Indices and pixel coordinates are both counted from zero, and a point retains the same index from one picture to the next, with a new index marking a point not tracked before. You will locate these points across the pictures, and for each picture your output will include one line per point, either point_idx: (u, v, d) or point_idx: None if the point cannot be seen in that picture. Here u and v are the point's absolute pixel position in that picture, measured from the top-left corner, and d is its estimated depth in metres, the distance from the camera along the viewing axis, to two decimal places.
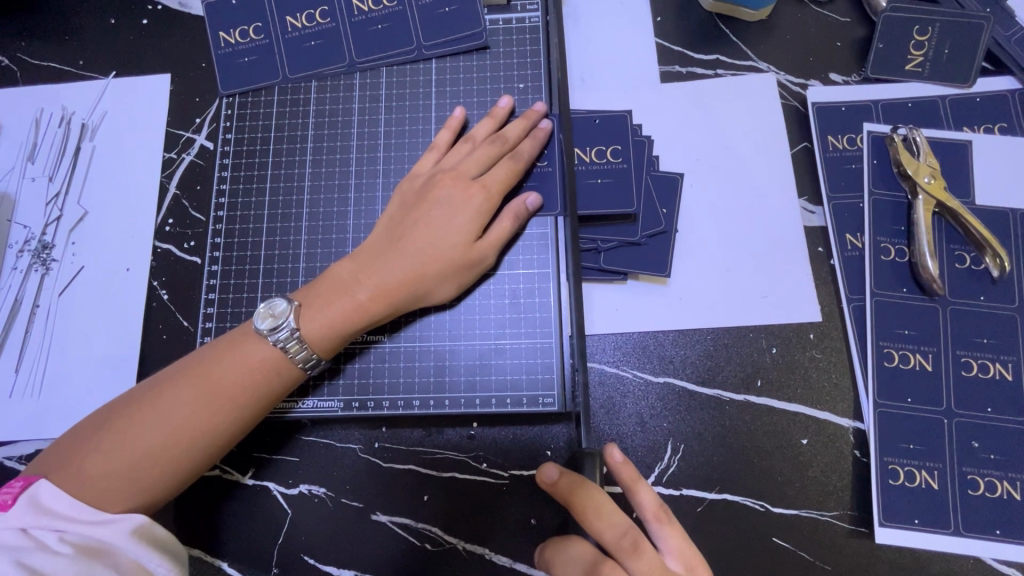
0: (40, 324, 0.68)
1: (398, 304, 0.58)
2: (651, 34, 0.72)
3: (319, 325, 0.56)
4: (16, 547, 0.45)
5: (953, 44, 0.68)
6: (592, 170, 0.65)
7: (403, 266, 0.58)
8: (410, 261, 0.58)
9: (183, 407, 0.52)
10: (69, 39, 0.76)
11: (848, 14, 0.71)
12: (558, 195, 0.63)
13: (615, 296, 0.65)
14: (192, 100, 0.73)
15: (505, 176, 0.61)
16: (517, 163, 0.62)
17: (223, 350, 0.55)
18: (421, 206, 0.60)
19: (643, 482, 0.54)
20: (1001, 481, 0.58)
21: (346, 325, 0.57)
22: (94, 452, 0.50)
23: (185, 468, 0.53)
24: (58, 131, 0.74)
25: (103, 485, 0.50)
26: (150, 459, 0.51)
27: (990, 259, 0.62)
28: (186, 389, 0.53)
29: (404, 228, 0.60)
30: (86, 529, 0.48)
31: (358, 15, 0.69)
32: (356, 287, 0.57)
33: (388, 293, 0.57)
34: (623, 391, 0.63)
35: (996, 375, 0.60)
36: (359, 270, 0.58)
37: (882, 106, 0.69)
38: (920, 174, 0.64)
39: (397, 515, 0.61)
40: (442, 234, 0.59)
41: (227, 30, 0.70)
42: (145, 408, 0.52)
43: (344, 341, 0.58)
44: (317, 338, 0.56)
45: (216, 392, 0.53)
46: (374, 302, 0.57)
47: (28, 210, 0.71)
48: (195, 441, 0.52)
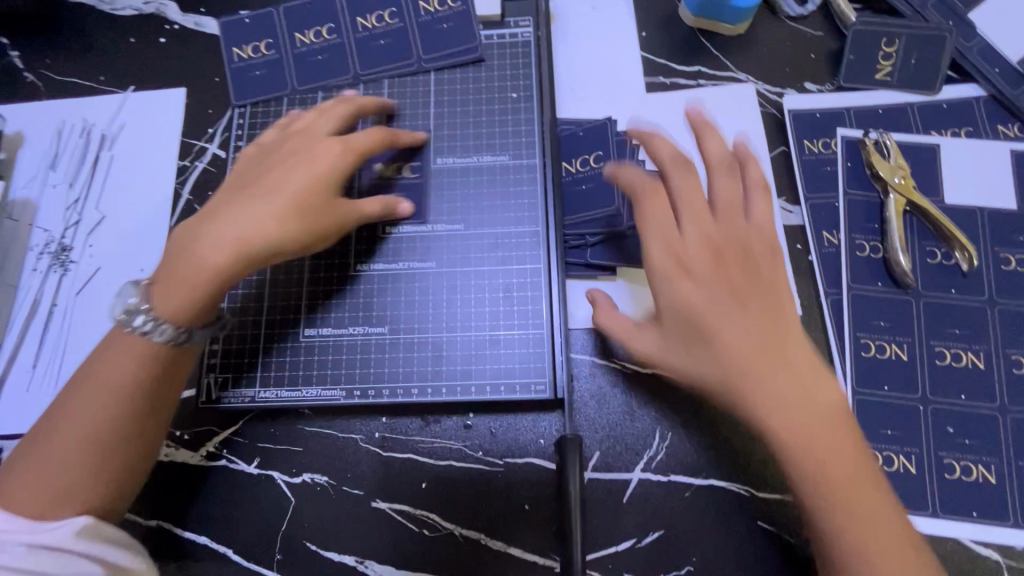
0: (57, 322, 0.72)
1: (241, 262, 0.57)
2: (637, 47, 0.77)
3: (181, 289, 0.55)
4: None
5: (918, 54, 0.73)
6: (578, 179, 0.70)
7: (252, 221, 0.58)
8: (270, 216, 0.58)
9: (101, 408, 0.53)
10: (91, 56, 0.81)
11: (821, 27, 0.76)
12: (553, 202, 0.68)
13: (601, 289, 0.68)
14: (206, 112, 0.78)
15: (297, 152, 0.63)
16: (345, 145, 0.63)
17: (103, 352, 0.56)
18: (281, 171, 0.61)
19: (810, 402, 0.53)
20: (976, 465, 0.61)
21: (195, 284, 0.55)
22: (22, 472, 0.52)
23: (121, 466, 0.54)
24: (78, 141, 0.78)
25: (37, 495, 0.51)
26: (79, 463, 0.53)
27: (959, 254, 0.66)
28: (92, 390, 0.54)
29: (235, 197, 0.60)
30: (31, 534, 0.50)
31: (362, 31, 0.74)
32: (214, 248, 0.56)
33: (250, 254, 0.57)
34: (612, 381, 0.66)
35: (967, 363, 0.63)
36: (204, 232, 0.58)
37: (854, 112, 0.73)
38: (891, 175, 0.68)
39: (396, 502, 0.63)
40: (274, 198, 0.59)
41: (239, 46, 0.75)
42: (52, 426, 0.54)
43: (200, 304, 0.56)
44: (169, 306, 0.55)
45: (109, 384, 0.54)
46: (224, 259, 0.56)
47: (48, 215, 0.75)
48: (111, 437, 0.53)
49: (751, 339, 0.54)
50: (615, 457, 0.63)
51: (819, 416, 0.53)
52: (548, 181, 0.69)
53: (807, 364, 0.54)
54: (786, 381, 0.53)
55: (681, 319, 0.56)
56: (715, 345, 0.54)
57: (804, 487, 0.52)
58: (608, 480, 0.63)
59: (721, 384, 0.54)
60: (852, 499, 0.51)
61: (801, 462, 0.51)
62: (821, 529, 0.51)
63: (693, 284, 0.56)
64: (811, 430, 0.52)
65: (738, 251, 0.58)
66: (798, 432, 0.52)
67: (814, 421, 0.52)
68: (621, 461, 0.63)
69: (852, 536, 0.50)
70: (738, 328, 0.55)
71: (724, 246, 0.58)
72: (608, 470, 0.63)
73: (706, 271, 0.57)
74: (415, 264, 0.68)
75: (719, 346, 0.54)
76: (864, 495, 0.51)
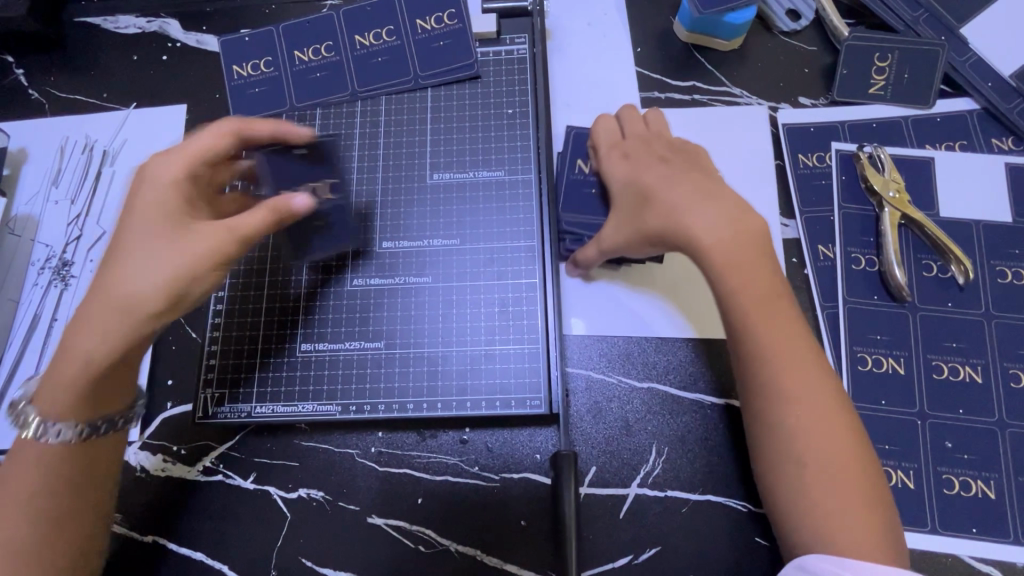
0: (56, 337, 0.72)
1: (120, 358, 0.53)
2: (632, 62, 0.78)
3: (94, 365, 0.52)
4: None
5: (911, 69, 0.73)
6: (586, 181, 0.68)
7: (150, 275, 0.52)
8: (140, 279, 0.52)
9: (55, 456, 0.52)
10: (94, 74, 0.82)
11: (815, 43, 0.77)
12: (557, 198, 0.68)
13: (615, 282, 0.69)
14: (206, 128, 0.79)
15: (159, 197, 0.55)
16: (175, 185, 0.56)
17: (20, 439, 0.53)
18: (119, 227, 0.54)
19: (820, 391, 0.53)
20: (975, 480, 0.60)
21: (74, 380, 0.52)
22: None
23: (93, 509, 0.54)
24: (81, 157, 0.79)
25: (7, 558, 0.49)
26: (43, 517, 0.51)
27: (955, 267, 0.66)
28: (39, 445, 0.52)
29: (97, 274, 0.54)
30: None
31: (360, 49, 0.75)
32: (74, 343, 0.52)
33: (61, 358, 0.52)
34: (609, 396, 0.65)
35: (965, 377, 0.63)
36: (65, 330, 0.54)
37: (848, 126, 0.73)
38: (885, 189, 0.68)
39: (392, 517, 0.63)
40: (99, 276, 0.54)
41: (239, 64, 0.76)
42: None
43: (80, 404, 0.52)
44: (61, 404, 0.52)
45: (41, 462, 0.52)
46: (98, 350, 0.51)
47: (50, 231, 0.76)
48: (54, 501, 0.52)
49: (724, 236, 0.57)
50: (611, 473, 0.63)
51: (783, 322, 0.55)
52: (559, 176, 0.69)
53: (765, 267, 0.57)
54: (813, 372, 0.53)
55: (638, 197, 0.62)
56: (690, 243, 0.57)
57: (768, 390, 0.53)
58: (604, 496, 0.62)
59: (697, 252, 0.57)
60: (810, 405, 0.52)
61: (770, 375, 0.53)
62: (778, 435, 0.53)
63: (665, 191, 0.60)
64: (778, 354, 0.54)
65: (707, 175, 0.62)
66: (770, 354, 0.54)
67: (772, 325, 0.55)
68: (617, 476, 0.63)
69: (813, 478, 0.50)
70: (715, 229, 0.57)
71: (696, 170, 0.63)
72: (605, 486, 0.63)
73: (672, 177, 0.61)
74: (411, 279, 0.69)
75: (691, 233, 0.57)
76: (827, 427, 0.52)
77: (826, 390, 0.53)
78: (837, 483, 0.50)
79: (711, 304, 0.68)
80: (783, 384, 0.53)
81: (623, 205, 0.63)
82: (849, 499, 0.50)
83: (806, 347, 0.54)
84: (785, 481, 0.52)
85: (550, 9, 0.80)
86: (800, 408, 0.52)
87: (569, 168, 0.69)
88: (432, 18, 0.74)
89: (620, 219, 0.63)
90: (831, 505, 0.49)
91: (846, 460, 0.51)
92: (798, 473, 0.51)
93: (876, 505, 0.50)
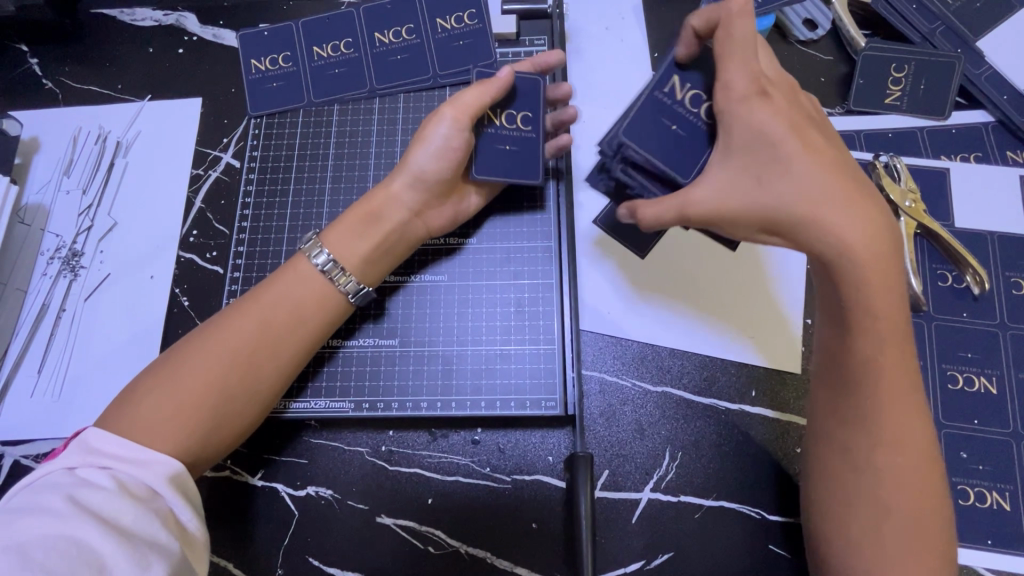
0: (64, 328, 0.71)
1: (224, 408, 0.54)
2: (649, 67, 0.78)
3: (332, 225, 0.63)
4: (67, 485, 0.46)
5: (928, 80, 0.73)
6: (673, 112, 0.56)
7: (346, 248, 0.61)
8: (234, 346, 0.55)
9: (225, 339, 0.55)
10: (109, 66, 0.82)
11: (831, 52, 0.77)
12: (624, 117, 0.56)
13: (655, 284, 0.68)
14: (220, 121, 0.79)
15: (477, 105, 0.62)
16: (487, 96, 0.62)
17: (245, 308, 0.58)
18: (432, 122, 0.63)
19: (915, 417, 0.50)
20: (990, 491, 0.60)
21: (212, 392, 0.53)
22: (161, 399, 0.52)
23: (243, 403, 0.55)
24: (94, 147, 0.79)
25: (159, 429, 0.51)
26: (210, 394, 0.53)
27: (971, 278, 0.66)
28: (238, 325, 0.56)
29: (211, 325, 0.57)
30: (131, 468, 0.48)
31: (380, 46, 0.75)
32: (185, 384, 0.53)
33: (218, 386, 0.53)
34: (623, 399, 0.65)
35: (981, 388, 0.63)
36: (180, 355, 0.55)
37: (864, 135, 0.74)
38: (902, 199, 0.68)
39: (401, 518, 0.62)
40: (234, 334, 0.55)
41: (258, 58, 0.76)
42: (175, 366, 0.54)
43: (256, 383, 0.56)
44: (337, 239, 0.61)
45: (264, 337, 0.56)
46: (206, 400, 0.53)
47: (61, 221, 0.76)
48: (233, 387, 0.54)
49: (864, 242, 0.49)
50: (624, 476, 0.62)
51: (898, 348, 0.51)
52: (644, 90, 0.56)
53: (896, 281, 0.50)
54: (907, 392, 0.51)
55: (766, 157, 0.52)
56: None
57: (863, 415, 0.51)
58: (617, 499, 0.62)
59: (828, 255, 0.50)
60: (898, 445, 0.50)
61: (869, 400, 0.51)
62: (858, 459, 0.51)
63: (800, 159, 0.51)
64: (888, 382, 0.50)
65: (840, 164, 0.53)
66: (882, 382, 0.50)
67: (890, 349, 0.50)
68: (630, 480, 0.62)
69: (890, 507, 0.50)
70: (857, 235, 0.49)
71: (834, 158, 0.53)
72: (618, 490, 0.62)
73: (814, 152, 0.52)
74: (427, 278, 0.69)
75: (829, 233, 0.50)
76: (915, 468, 0.50)
77: (921, 429, 0.51)
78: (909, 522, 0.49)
79: (749, 311, 0.67)
80: (884, 415, 0.50)
81: (744, 154, 0.53)
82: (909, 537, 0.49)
83: (913, 383, 0.51)
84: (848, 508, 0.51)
85: (570, 12, 0.81)
86: (891, 445, 0.50)
87: (659, 85, 0.56)
88: (452, 18, 0.74)
89: (724, 176, 0.53)
90: (876, 534, 0.50)
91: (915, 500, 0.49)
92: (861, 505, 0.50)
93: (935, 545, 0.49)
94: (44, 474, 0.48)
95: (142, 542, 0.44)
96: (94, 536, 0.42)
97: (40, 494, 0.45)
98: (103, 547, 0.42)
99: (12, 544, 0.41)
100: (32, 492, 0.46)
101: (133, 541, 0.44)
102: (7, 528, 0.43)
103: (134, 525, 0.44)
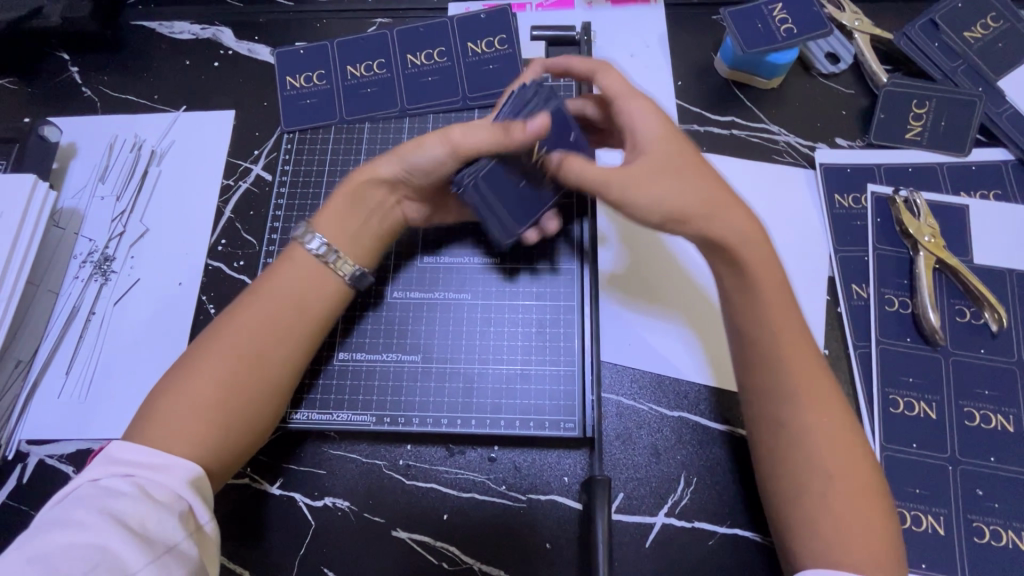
0: (93, 330, 0.73)
1: (239, 405, 0.55)
2: (673, 95, 0.79)
3: (325, 211, 0.63)
4: (91, 496, 0.47)
5: (948, 117, 0.74)
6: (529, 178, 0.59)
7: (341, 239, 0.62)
8: (238, 343, 0.56)
9: (230, 334, 0.56)
10: (147, 76, 0.85)
11: (853, 86, 0.78)
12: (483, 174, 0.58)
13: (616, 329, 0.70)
14: (252, 134, 0.81)
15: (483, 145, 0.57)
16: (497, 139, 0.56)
17: (243, 306, 0.58)
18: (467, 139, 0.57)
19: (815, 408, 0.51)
20: (1005, 529, 0.60)
21: (225, 388, 0.54)
22: (176, 404, 0.53)
23: (256, 398, 0.56)
24: (129, 155, 0.81)
25: (177, 430, 0.52)
26: (224, 390, 0.54)
27: (988, 314, 0.66)
28: (242, 319, 0.57)
29: (214, 328, 0.58)
30: (154, 474, 0.49)
31: (412, 68, 0.77)
32: (198, 386, 0.53)
33: (231, 384, 0.54)
34: (639, 422, 0.66)
35: (997, 426, 0.63)
36: (186, 362, 0.55)
37: (884, 168, 0.74)
38: (921, 233, 0.69)
39: (416, 532, 0.63)
40: (239, 331, 0.56)
41: (293, 75, 0.79)
42: (184, 371, 0.55)
43: (267, 376, 0.56)
44: (325, 222, 0.62)
45: (268, 331, 0.57)
46: (221, 398, 0.54)
47: (94, 226, 0.78)
48: (244, 381, 0.55)
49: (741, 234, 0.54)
50: (638, 500, 0.63)
51: (784, 324, 0.54)
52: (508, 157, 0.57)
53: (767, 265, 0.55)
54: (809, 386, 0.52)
55: (662, 157, 0.57)
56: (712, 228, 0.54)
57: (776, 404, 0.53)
58: (631, 522, 0.62)
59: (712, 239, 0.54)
60: (838, 443, 0.51)
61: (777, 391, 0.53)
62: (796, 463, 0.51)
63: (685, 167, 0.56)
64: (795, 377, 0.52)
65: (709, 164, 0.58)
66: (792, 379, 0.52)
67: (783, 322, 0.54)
68: (645, 504, 0.63)
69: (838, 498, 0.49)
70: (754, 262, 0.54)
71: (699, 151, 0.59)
72: (632, 513, 0.63)
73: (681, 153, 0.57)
74: (451, 294, 0.70)
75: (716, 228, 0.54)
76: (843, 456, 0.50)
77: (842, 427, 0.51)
78: (859, 517, 0.48)
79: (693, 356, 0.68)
80: (792, 400, 0.52)
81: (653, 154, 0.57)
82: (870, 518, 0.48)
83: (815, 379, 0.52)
84: (804, 503, 0.50)
85: (596, 39, 0.82)
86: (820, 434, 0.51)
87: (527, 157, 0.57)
88: (483, 42, 0.77)
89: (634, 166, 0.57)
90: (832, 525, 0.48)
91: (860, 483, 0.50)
92: (830, 501, 0.49)
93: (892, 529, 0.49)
94: (71, 486, 0.49)
95: (162, 546, 0.45)
96: (116, 542, 0.43)
97: (67, 506, 0.46)
98: (126, 552, 0.43)
99: (41, 554, 0.42)
100: (59, 504, 0.47)
101: (153, 547, 0.44)
102: (37, 539, 0.43)
103: (159, 533, 0.45)
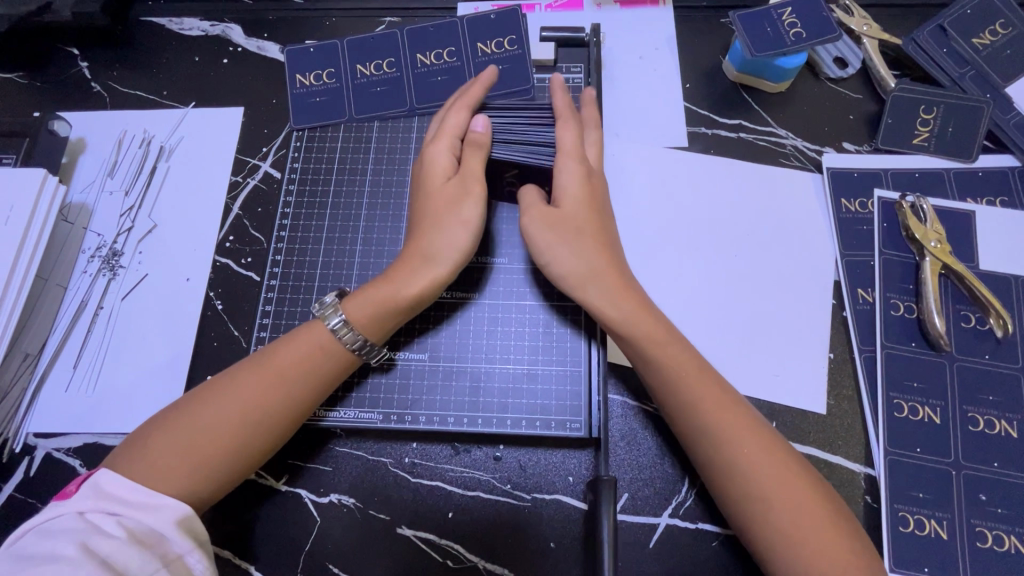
0: (101, 325, 0.73)
1: (232, 465, 0.54)
2: (682, 96, 0.80)
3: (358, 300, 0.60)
4: (77, 531, 0.46)
5: (955, 123, 0.75)
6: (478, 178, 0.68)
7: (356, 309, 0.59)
8: (241, 401, 0.55)
9: (235, 391, 0.55)
10: (156, 72, 0.85)
11: (861, 90, 0.79)
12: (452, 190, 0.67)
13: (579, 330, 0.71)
14: (261, 131, 0.81)
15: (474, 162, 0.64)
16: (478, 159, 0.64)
17: (254, 364, 0.57)
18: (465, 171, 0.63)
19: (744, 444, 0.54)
20: (1008, 534, 0.60)
21: (218, 446, 0.53)
22: (170, 452, 0.52)
23: (249, 457, 0.55)
24: (138, 151, 0.81)
25: (167, 476, 0.51)
26: (220, 448, 0.53)
27: (994, 320, 0.67)
28: (247, 385, 0.56)
29: (221, 380, 0.57)
30: (141, 515, 0.49)
31: (422, 67, 0.78)
32: (195, 439, 0.53)
33: (227, 443, 0.53)
34: (644, 423, 0.66)
35: (1001, 431, 0.64)
36: (188, 409, 0.55)
37: (891, 173, 0.75)
38: (926, 239, 0.69)
39: (422, 530, 0.63)
40: (242, 390, 0.55)
41: (303, 73, 0.79)
42: (184, 419, 0.54)
43: (261, 443, 0.55)
44: (356, 309, 0.60)
45: (269, 395, 0.56)
46: (215, 455, 0.53)
47: (102, 221, 0.78)
48: (242, 442, 0.54)
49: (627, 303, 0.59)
50: (642, 501, 0.63)
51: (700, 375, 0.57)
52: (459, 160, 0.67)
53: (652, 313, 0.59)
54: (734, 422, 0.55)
55: (568, 225, 0.61)
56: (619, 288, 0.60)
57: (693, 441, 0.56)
58: (635, 522, 0.63)
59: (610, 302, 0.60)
60: (766, 475, 0.52)
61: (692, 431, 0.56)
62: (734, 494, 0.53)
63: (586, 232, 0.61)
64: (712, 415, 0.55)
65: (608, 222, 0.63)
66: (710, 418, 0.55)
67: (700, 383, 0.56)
68: (649, 504, 0.63)
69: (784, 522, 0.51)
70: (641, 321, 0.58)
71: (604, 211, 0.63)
72: (637, 513, 0.63)
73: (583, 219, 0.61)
74: (459, 294, 0.70)
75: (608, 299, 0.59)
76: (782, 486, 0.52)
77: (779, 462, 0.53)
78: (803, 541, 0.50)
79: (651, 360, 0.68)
80: (714, 439, 0.54)
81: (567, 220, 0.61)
82: (823, 527, 0.50)
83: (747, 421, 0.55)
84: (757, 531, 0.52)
85: (606, 40, 0.83)
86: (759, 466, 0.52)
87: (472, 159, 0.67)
88: (493, 43, 0.77)
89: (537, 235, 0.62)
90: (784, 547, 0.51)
91: (799, 497, 0.51)
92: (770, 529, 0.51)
93: (849, 533, 0.51)
94: (55, 516, 0.48)
95: None
96: None
97: (51, 539, 0.45)
98: None
99: None
100: (42, 535, 0.46)
101: None
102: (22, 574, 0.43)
103: None
